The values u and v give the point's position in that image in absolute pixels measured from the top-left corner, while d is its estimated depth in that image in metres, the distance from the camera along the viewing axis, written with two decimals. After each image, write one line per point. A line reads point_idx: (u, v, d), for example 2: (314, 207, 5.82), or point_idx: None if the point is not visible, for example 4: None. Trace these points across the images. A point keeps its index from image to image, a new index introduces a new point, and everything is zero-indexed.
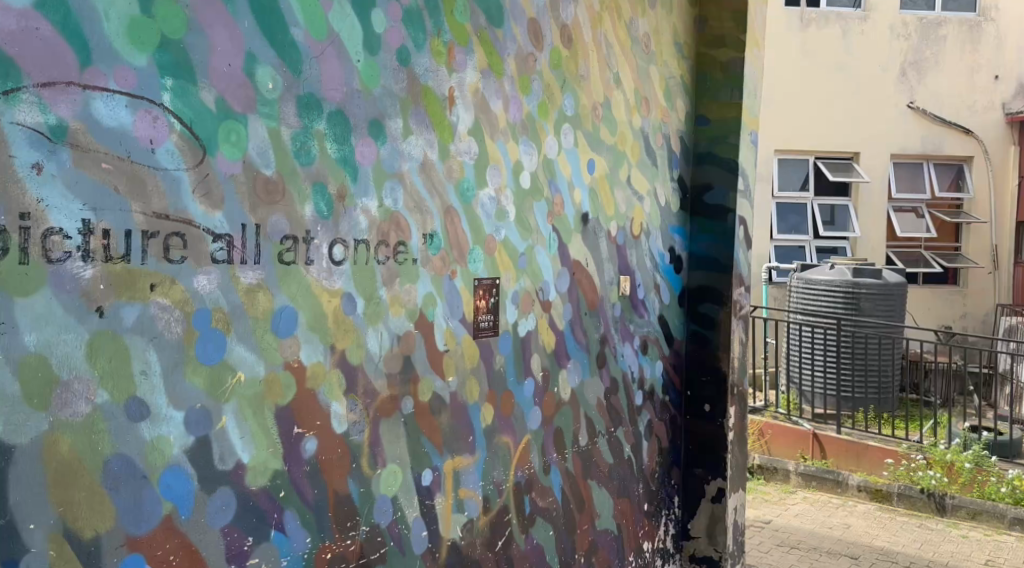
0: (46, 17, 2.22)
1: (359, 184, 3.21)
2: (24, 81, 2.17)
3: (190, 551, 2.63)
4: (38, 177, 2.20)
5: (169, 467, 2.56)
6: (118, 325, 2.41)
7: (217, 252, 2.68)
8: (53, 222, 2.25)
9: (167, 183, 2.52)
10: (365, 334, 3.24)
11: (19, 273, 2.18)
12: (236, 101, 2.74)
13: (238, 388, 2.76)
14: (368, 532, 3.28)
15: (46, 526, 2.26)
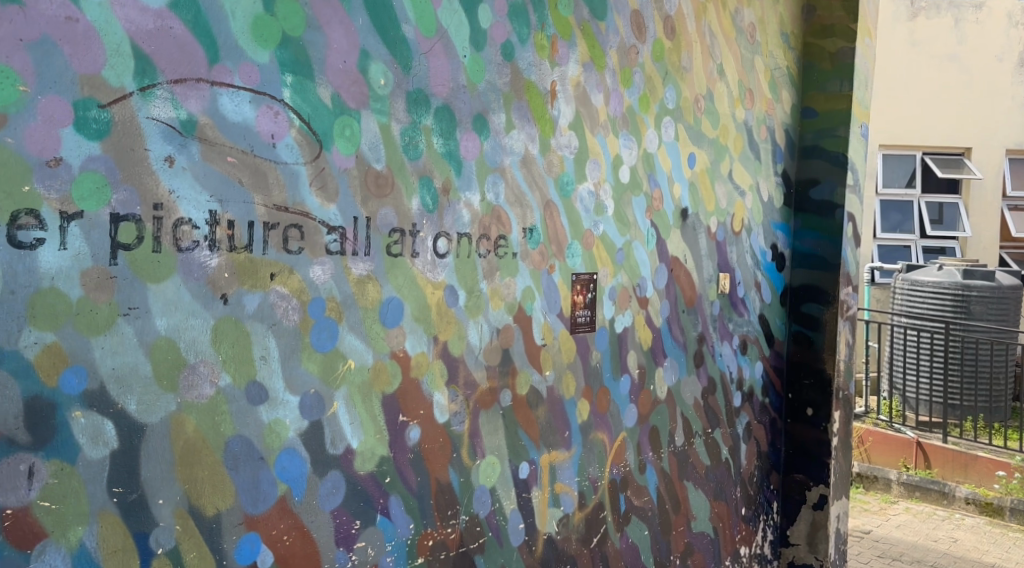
0: (179, 16, 2.34)
1: (462, 178, 3.24)
2: (159, 79, 2.29)
3: (302, 532, 2.73)
4: (170, 170, 2.33)
5: (284, 449, 2.66)
6: (240, 312, 2.52)
7: (331, 243, 2.77)
8: (183, 212, 2.36)
9: (286, 177, 2.62)
10: (467, 327, 3.28)
11: (153, 260, 2.30)
12: (350, 96, 2.82)
13: (349, 375, 2.85)
14: (467, 522, 3.32)
15: (173, 502, 2.39)
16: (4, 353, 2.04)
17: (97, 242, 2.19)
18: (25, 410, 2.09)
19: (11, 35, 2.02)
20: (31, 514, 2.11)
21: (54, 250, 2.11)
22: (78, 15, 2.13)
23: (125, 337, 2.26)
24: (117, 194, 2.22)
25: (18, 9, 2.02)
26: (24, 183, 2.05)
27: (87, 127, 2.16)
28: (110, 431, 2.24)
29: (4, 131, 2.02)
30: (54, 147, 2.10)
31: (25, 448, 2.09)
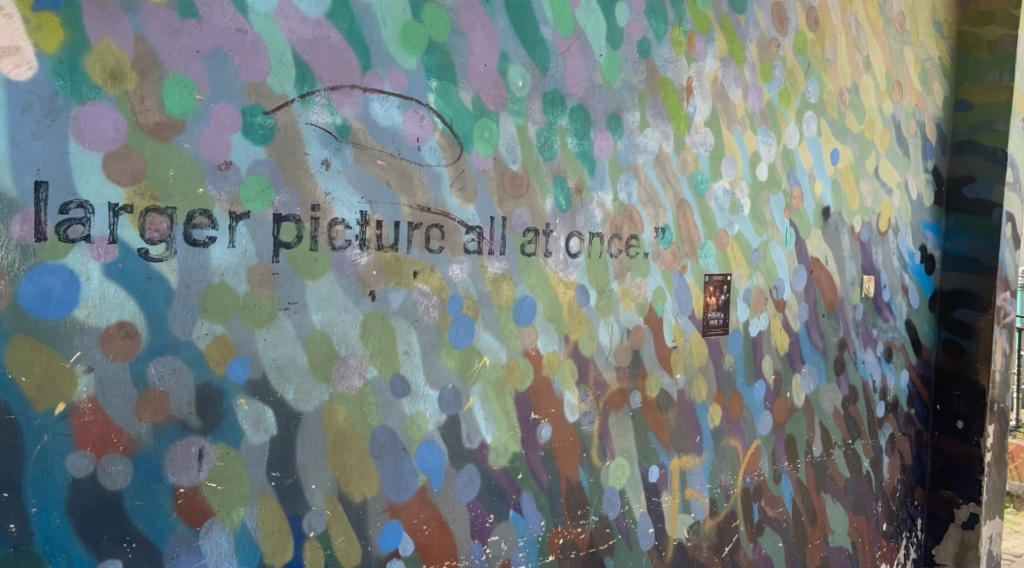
0: (335, 26, 2.51)
1: (596, 178, 3.23)
2: (317, 86, 2.48)
3: (440, 522, 2.82)
4: (326, 172, 2.51)
5: (424, 441, 2.77)
6: (386, 308, 2.65)
7: (469, 243, 2.84)
8: (337, 213, 2.54)
9: (429, 178, 2.73)
10: (597, 327, 3.26)
11: (310, 258, 2.49)
12: (490, 99, 2.88)
13: (484, 371, 2.91)
14: (597, 523, 3.31)
15: (324, 487, 2.55)
16: (180, 343, 2.27)
17: (261, 241, 2.40)
18: (196, 395, 2.30)
19: (189, 46, 2.27)
20: (200, 494, 2.32)
21: (224, 248, 2.33)
22: (247, 26, 2.35)
23: (284, 330, 2.45)
24: (279, 196, 2.42)
25: (196, 23, 2.27)
26: (198, 185, 2.28)
27: (254, 132, 2.37)
28: (270, 418, 2.43)
29: (182, 136, 2.26)
30: (225, 151, 2.32)
31: (196, 431, 2.31)
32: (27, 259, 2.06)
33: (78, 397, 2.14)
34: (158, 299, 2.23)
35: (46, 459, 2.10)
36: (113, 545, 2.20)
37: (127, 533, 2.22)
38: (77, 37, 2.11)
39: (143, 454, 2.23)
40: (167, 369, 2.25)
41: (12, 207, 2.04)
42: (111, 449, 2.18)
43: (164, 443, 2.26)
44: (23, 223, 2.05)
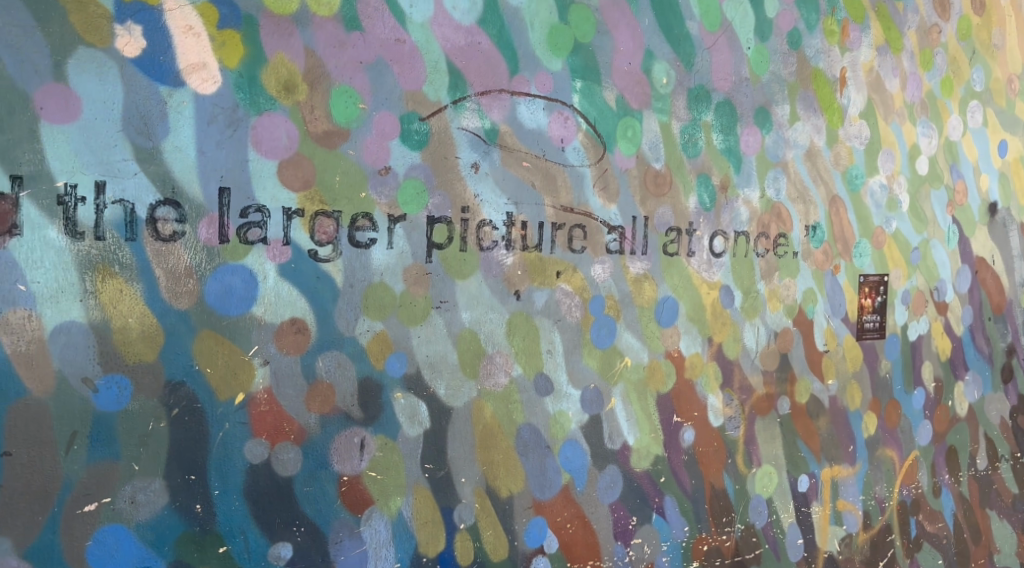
0: (486, 32, 2.63)
1: (742, 175, 3.14)
2: (468, 92, 2.60)
3: (584, 522, 2.85)
4: (475, 175, 2.63)
5: (567, 440, 2.81)
6: (530, 307, 2.73)
7: (611, 242, 2.87)
8: (485, 214, 2.65)
9: (573, 179, 2.79)
10: (743, 329, 3.17)
11: (460, 258, 2.61)
12: (633, 97, 2.89)
13: (626, 372, 2.91)
14: (743, 531, 3.21)
15: (473, 481, 2.65)
16: (344, 339, 2.45)
17: (416, 242, 2.54)
18: (359, 389, 2.47)
19: (353, 57, 2.44)
20: (361, 483, 2.48)
21: (383, 249, 2.49)
22: (405, 36, 2.51)
23: (436, 328, 2.58)
24: (432, 199, 2.56)
25: (359, 35, 2.44)
26: (361, 190, 2.46)
27: (411, 138, 2.52)
28: (424, 412, 2.57)
29: (347, 144, 2.44)
30: (385, 157, 2.49)
31: (358, 423, 2.47)
32: (212, 259, 2.28)
33: (255, 388, 2.34)
34: (325, 297, 2.42)
35: (227, 445, 2.31)
36: (284, 528, 2.39)
37: (297, 518, 2.40)
38: (255, 53, 2.32)
39: (311, 443, 2.41)
40: (333, 363, 2.43)
41: (200, 212, 2.27)
42: (283, 437, 2.38)
43: (330, 433, 2.44)
44: (209, 226, 2.28)
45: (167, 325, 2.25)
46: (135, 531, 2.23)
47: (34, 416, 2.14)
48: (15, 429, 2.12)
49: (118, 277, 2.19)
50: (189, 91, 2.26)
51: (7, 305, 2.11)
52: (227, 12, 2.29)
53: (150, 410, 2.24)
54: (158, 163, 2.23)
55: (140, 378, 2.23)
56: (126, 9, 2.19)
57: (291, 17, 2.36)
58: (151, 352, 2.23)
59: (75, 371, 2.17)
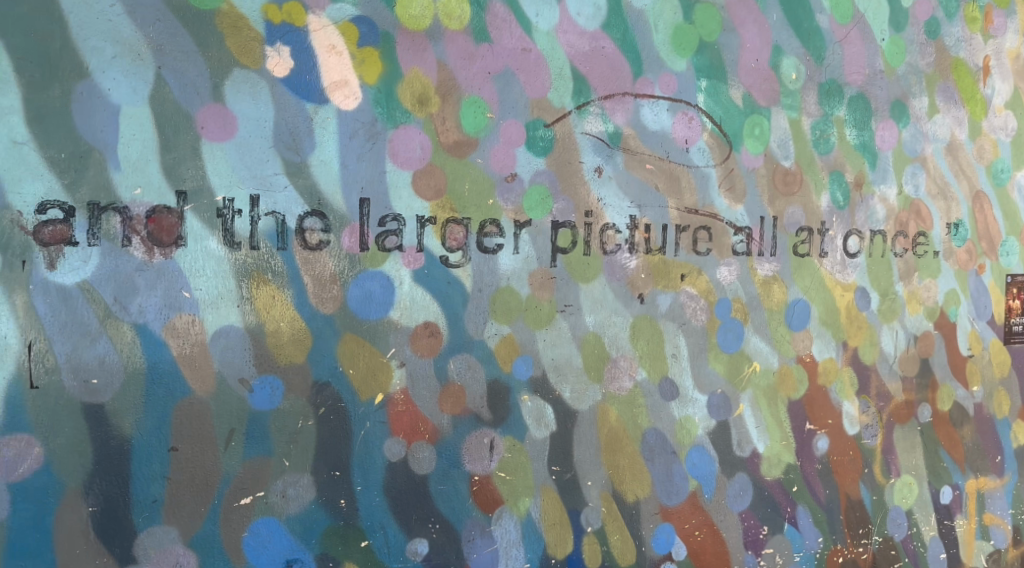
0: (610, 36, 2.65)
1: (878, 171, 3.01)
2: (592, 96, 2.63)
3: (713, 530, 2.81)
4: (599, 179, 2.65)
5: (695, 447, 2.78)
6: (655, 311, 2.72)
7: (738, 244, 2.81)
8: (608, 218, 2.66)
9: (699, 180, 2.76)
10: (880, 333, 3.03)
11: (584, 262, 2.64)
12: (762, 94, 2.82)
13: (754, 378, 2.84)
14: (881, 544, 3.07)
15: (600, 485, 2.67)
16: (474, 342, 2.52)
17: (541, 247, 2.59)
18: (488, 391, 2.54)
19: (482, 68, 2.52)
20: (491, 482, 2.55)
21: (509, 254, 2.56)
22: (531, 45, 2.56)
23: (561, 331, 2.62)
24: (557, 203, 2.60)
25: (487, 46, 2.52)
26: (489, 197, 2.53)
27: (536, 144, 2.58)
28: (550, 415, 2.61)
29: (476, 152, 2.51)
30: (511, 164, 2.55)
31: (487, 424, 2.54)
32: (353, 265, 2.40)
33: (393, 389, 2.45)
34: (456, 301, 2.50)
35: (368, 443, 2.43)
36: (420, 524, 2.49)
37: (431, 515, 2.50)
38: (391, 69, 2.42)
39: (445, 442, 2.50)
40: (463, 365, 2.51)
41: (342, 221, 2.39)
42: (418, 437, 2.48)
43: (461, 434, 2.52)
44: (350, 235, 2.40)
45: (314, 329, 2.37)
46: (285, 523, 2.37)
47: (197, 414, 2.28)
48: (180, 427, 2.27)
49: (271, 283, 2.33)
50: (333, 108, 2.38)
51: (173, 311, 2.25)
52: (366, 30, 2.40)
53: (299, 408, 2.37)
54: (305, 177, 2.36)
55: (290, 378, 2.36)
56: (275, 32, 2.32)
57: (425, 32, 2.46)
58: (300, 354, 2.36)
59: (233, 372, 2.31)
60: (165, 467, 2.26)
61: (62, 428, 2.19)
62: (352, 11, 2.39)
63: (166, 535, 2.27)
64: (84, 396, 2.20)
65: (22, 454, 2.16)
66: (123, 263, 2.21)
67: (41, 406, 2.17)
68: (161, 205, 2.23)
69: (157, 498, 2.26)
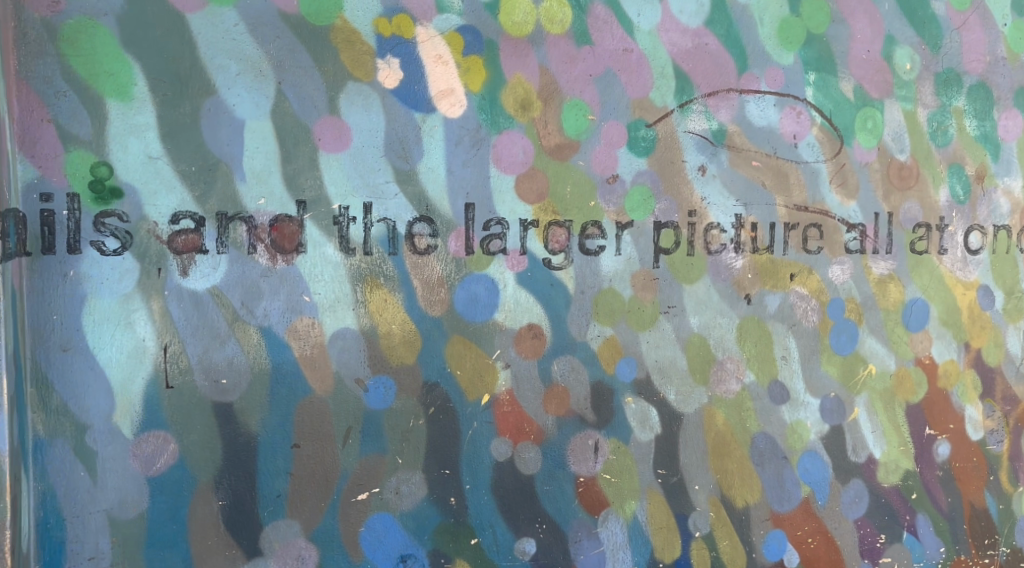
0: (713, 32, 2.61)
1: (1001, 163, 2.85)
2: (695, 94, 2.60)
3: (827, 537, 2.73)
4: (703, 178, 2.62)
5: (807, 451, 2.70)
6: (762, 311, 2.66)
7: (851, 241, 2.73)
8: (713, 217, 2.63)
9: (807, 176, 2.68)
10: (1006, 333, 2.87)
11: (688, 262, 2.61)
12: (874, 86, 2.72)
13: (870, 381, 2.74)
14: (1009, 555, 2.91)
15: (708, 489, 2.63)
16: (577, 344, 2.53)
17: (644, 247, 2.58)
18: (591, 393, 2.55)
19: (584, 71, 2.53)
20: (597, 484, 2.56)
21: (612, 256, 2.56)
22: (633, 45, 2.56)
23: (665, 333, 2.59)
24: (659, 204, 2.59)
25: (589, 48, 2.53)
26: (591, 199, 2.54)
27: (638, 145, 2.57)
28: (655, 417, 2.59)
29: (578, 155, 2.53)
30: (613, 165, 2.55)
31: (592, 426, 2.55)
32: (460, 269, 2.45)
33: (499, 390, 2.49)
34: (559, 303, 2.52)
35: (475, 443, 2.48)
36: (528, 524, 2.52)
37: (539, 515, 2.53)
38: (496, 75, 2.46)
39: (550, 443, 2.52)
40: (567, 367, 2.53)
41: (449, 226, 2.45)
42: (524, 438, 2.51)
43: (566, 435, 2.53)
44: (457, 239, 2.45)
45: (423, 330, 2.44)
46: (399, 519, 2.44)
47: (316, 413, 2.38)
48: (301, 425, 2.37)
49: (383, 287, 2.41)
50: (439, 116, 2.43)
51: (294, 314, 2.35)
52: (471, 38, 2.45)
53: (411, 408, 2.44)
54: (414, 184, 2.42)
55: (401, 379, 2.43)
56: (385, 45, 2.39)
57: (527, 37, 2.48)
58: (411, 356, 2.43)
59: (349, 373, 2.39)
60: (288, 463, 2.36)
61: (195, 426, 2.30)
62: (458, 20, 2.44)
63: (289, 528, 2.37)
64: (214, 396, 2.31)
65: (159, 449, 2.27)
66: (249, 269, 2.32)
67: (176, 405, 2.28)
68: (283, 214, 2.34)
69: (281, 492, 2.36)
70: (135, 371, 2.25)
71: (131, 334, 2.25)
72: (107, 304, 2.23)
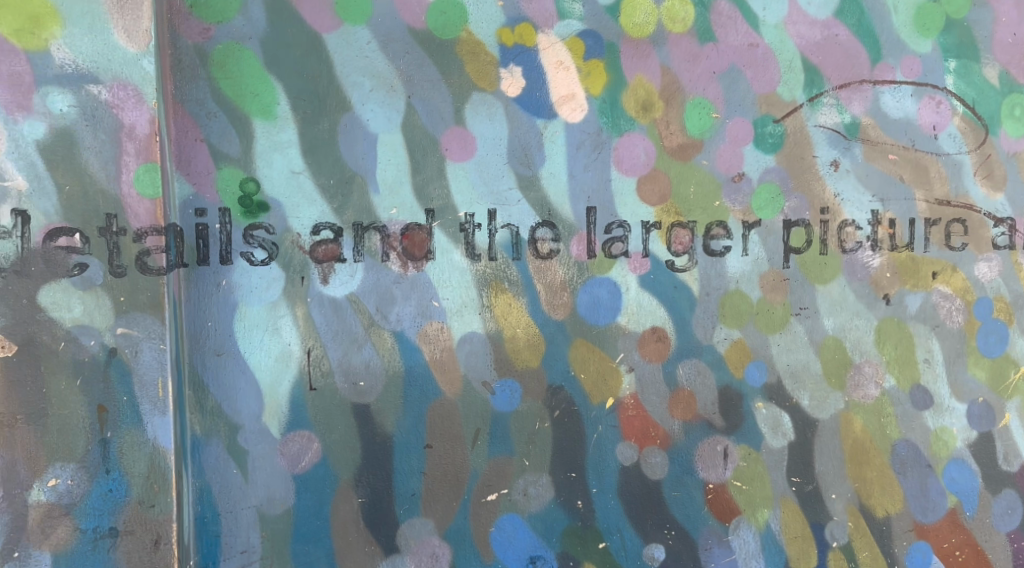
0: (844, 23, 2.52)
1: None
2: (826, 87, 2.52)
3: (977, 551, 2.57)
4: (835, 174, 2.52)
5: (953, 460, 2.56)
6: (903, 312, 2.54)
7: (999, 236, 2.58)
8: (847, 214, 2.53)
9: (949, 169, 2.55)
10: None
11: (820, 262, 2.52)
12: (1020, 71, 2.57)
13: (1021, 384, 2.59)
14: None
15: (845, 498, 2.53)
16: (704, 347, 2.49)
17: (773, 247, 2.51)
18: (719, 397, 2.50)
19: (708, 68, 2.49)
20: (727, 491, 2.50)
21: (739, 256, 2.50)
22: (759, 40, 2.50)
23: (797, 335, 2.51)
24: (789, 201, 2.51)
25: (713, 45, 2.48)
26: (715, 198, 2.49)
27: (765, 142, 2.51)
28: (787, 423, 2.52)
29: (701, 154, 2.49)
30: (738, 163, 2.50)
31: (721, 431, 2.50)
32: (582, 272, 2.46)
33: (623, 393, 2.48)
34: (683, 305, 2.49)
35: (601, 446, 2.48)
36: (656, 530, 2.50)
37: (667, 521, 2.50)
38: (617, 78, 2.46)
39: (678, 448, 2.49)
40: (694, 371, 2.49)
41: (571, 230, 2.46)
42: (650, 442, 2.49)
43: (694, 440, 2.50)
44: (579, 243, 2.46)
45: (547, 334, 2.46)
46: (528, 521, 2.46)
47: (446, 415, 2.44)
48: (433, 426, 2.43)
49: (508, 292, 2.44)
50: (561, 122, 2.45)
51: (425, 319, 2.42)
52: (593, 42, 2.45)
53: (536, 411, 2.46)
54: (537, 190, 2.45)
55: (527, 381, 2.45)
56: (509, 53, 2.43)
57: (649, 38, 2.47)
58: (535, 359, 2.45)
59: (477, 376, 2.44)
60: (421, 463, 2.43)
61: (335, 426, 2.40)
62: (579, 25, 2.45)
63: (423, 527, 2.44)
64: (352, 397, 2.40)
65: (303, 448, 2.38)
66: (382, 276, 2.41)
67: (318, 406, 2.39)
68: (413, 222, 2.41)
69: (415, 491, 2.43)
70: (281, 374, 2.37)
71: (277, 339, 2.37)
72: (256, 311, 2.35)
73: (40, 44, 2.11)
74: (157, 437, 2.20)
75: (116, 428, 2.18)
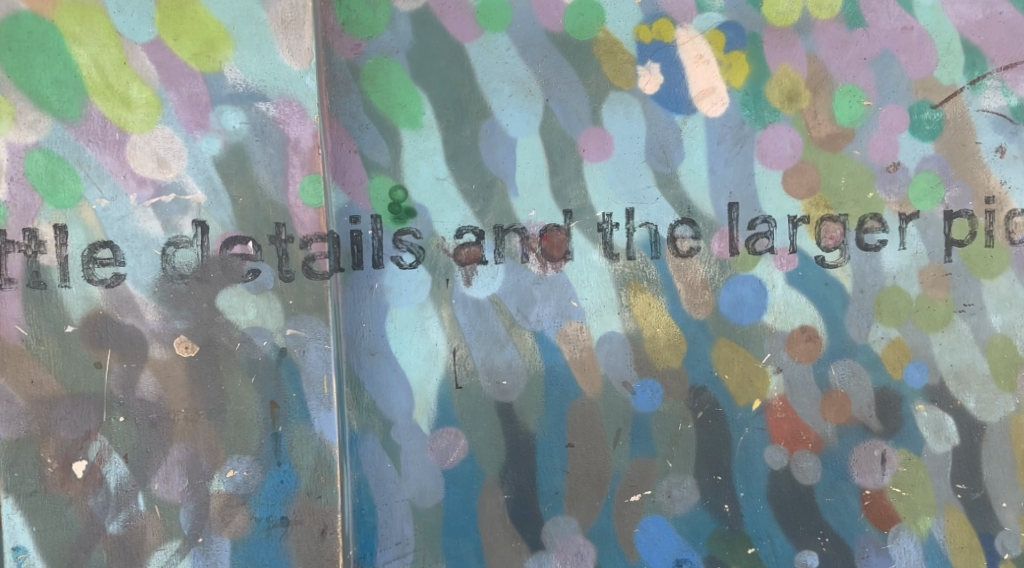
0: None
1: None
2: (989, 68, 2.37)
3: None
4: (1001, 160, 2.37)
5: None
6: None
7: None
8: (1016, 203, 2.37)
9: None
10: None
11: (986, 255, 2.37)
12: None
13: None
14: None
15: (1017, 507, 2.39)
16: (858, 347, 2.39)
17: (933, 241, 2.38)
18: (876, 400, 2.39)
19: (858, 55, 2.38)
20: (885, 498, 2.40)
21: (895, 251, 2.38)
22: (913, 23, 2.37)
23: (962, 334, 2.37)
24: (950, 191, 2.38)
25: (863, 31, 2.38)
26: (868, 190, 2.39)
27: (922, 129, 2.38)
28: (952, 427, 2.38)
29: (852, 144, 2.39)
30: (893, 152, 2.38)
31: (877, 435, 2.39)
32: (724, 270, 2.41)
33: (771, 395, 2.41)
34: (835, 303, 2.39)
35: (748, 449, 2.42)
36: (809, 536, 2.42)
37: (820, 528, 2.41)
38: (761, 70, 2.40)
39: (831, 453, 2.40)
40: (847, 371, 2.39)
41: (712, 227, 2.42)
42: (800, 446, 2.41)
43: (848, 444, 2.40)
44: (720, 240, 2.41)
45: (689, 334, 2.42)
46: (673, 523, 2.44)
47: (588, 414, 2.45)
48: (575, 425, 2.45)
49: (647, 291, 2.43)
50: (701, 117, 2.41)
51: (565, 319, 2.44)
52: (734, 34, 2.40)
53: (679, 412, 2.43)
54: (675, 187, 2.42)
55: (668, 382, 2.43)
56: (647, 50, 2.42)
57: (793, 27, 2.39)
58: (677, 359, 2.43)
59: (617, 376, 2.44)
60: (564, 462, 2.45)
61: (480, 424, 2.45)
62: (719, 18, 2.40)
63: (568, 525, 2.46)
64: (496, 396, 2.45)
65: (452, 444, 2.45)
66: (522, 277, 2.44)
67: (464, 404, 2.45)
68: (551, 224, 2.44)
69: (559, 489, 2.46)
70: (430, 372, 2.45)
71: (425, 339, 2.45)
72: (406, 312, 2.44)
73: (214, 66, 2.28)
74: (323, 431, 2.33)
75: (287, 422, 2.32)
